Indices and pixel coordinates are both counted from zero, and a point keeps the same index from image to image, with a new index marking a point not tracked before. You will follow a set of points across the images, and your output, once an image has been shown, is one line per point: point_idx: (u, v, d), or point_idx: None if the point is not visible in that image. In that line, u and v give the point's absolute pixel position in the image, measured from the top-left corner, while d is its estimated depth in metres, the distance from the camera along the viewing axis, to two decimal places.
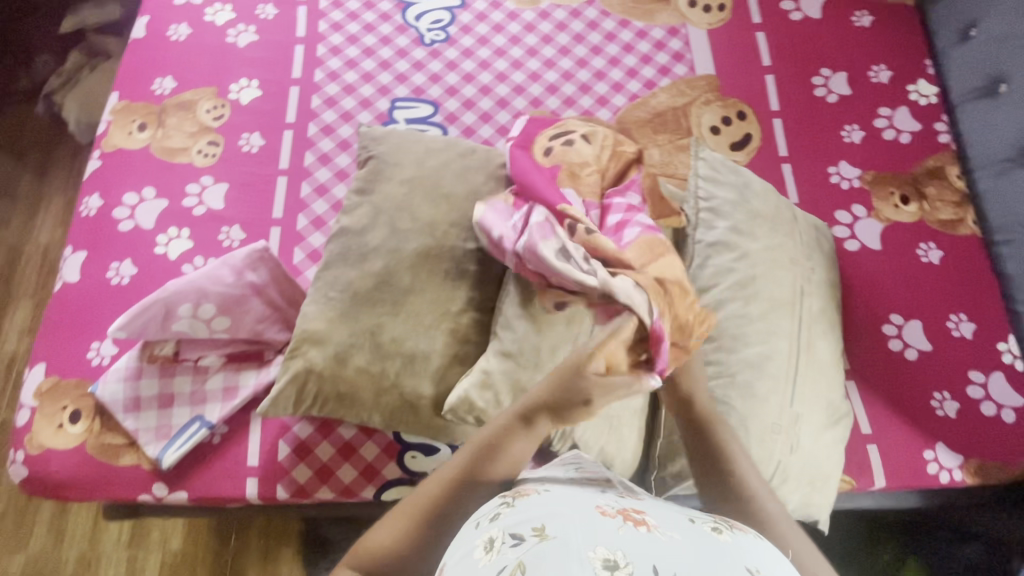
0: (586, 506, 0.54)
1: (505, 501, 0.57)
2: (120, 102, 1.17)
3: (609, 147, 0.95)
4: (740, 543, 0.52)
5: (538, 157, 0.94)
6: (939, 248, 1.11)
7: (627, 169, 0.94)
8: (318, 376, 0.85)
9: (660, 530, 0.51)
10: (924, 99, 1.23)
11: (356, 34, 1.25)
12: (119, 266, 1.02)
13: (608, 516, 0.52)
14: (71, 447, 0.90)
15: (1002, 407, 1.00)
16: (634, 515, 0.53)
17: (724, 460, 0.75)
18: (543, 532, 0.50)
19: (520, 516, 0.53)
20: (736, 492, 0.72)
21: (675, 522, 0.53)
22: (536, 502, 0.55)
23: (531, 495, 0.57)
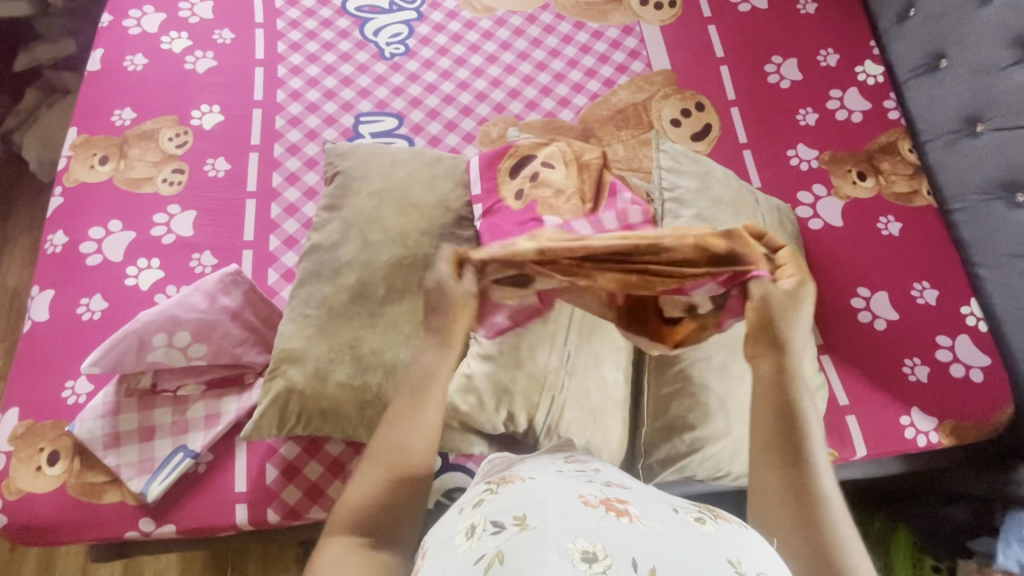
0: (570, 495, 0.54)
1: (489, 488, 0.59)
2: (79, 136, 1.15)
3: (573, 163, 0.93)
4: (724, 533, 0.53)
5: (511, 202, 0.91)
6: (898, 220, 1.15)
7: (601, 177, 0.91)
8: (299, 395, 0.84)
9: (642, 521, 0.52)
10: (872, 79, 1.27)
11: (315, 52, 1.26)
12: (89, 302, 1.00)
13: (591, 507, 0.53)
14: (51, 489, 0.88)
15: (970, 367, 1.03)
16: (617, 505, 0.54)
17: (802, 429, 0.69)
18: (523, 521, 0.51)
19: (503, 503, 0.54)
20: (798, 456, 0.68)
21: (658, 513, 0.54)
22: (520, 490, 0.56)
23: (515, 482, 0.58)
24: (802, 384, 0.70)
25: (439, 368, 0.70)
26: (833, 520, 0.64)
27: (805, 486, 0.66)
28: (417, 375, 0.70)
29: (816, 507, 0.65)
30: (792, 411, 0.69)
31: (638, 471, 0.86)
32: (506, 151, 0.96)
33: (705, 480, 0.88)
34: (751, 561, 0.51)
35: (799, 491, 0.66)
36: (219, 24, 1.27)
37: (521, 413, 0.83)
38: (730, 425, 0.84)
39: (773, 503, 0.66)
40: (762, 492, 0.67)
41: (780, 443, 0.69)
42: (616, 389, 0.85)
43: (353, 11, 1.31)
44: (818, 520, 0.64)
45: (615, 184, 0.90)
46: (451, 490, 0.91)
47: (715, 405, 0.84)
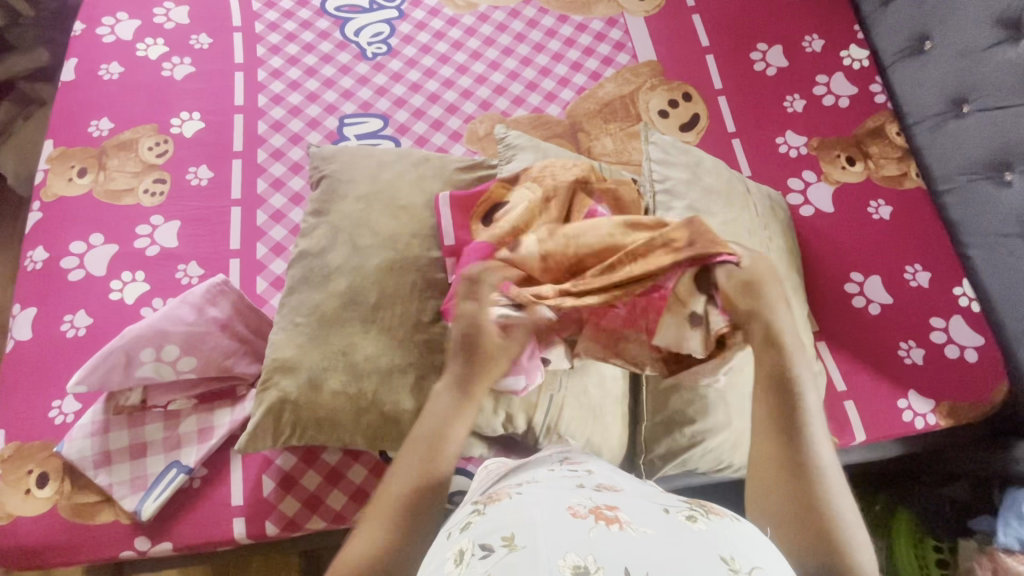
0: (557, 508, 0.54)
1: (477, 509, 0.58)
2: (56, 149, 1.13)
3: (543, 189, 0.86)
4: (716, 530, 0.52)
5: (479, 232, 0.87)
6: (888, 204, 1.15)
7: (577, 198, 0.85)
8: (293, 405, 0.83)
9: (633, 527, 0.51)
10: (858, 63, 1.27)
11: (296, 55, 1.24)
12: (74, 318, 0.98)
13: (580, 518, 0.52)
14: (42, 512, 0.86)
15: (965, 347, 1.04)
16: (607, 513, 0.53)
17: (798, 401, 0.68)
18: (511, 541, 0.50)
19: (491, 524, 0.53)
20: (795, 429, 0.68)
21: (648, 516, 0.53)
22: (507, 509, 0.55)
23: (502, 500, 0.57)
24: (796, 357, 0.70)
25: (452, 416, 0.70)
26: (832, 497, 0.64)
27: (804, 466, 0.66)
28: (435, 410, 0.70)
29: (813, 482, 0.65)
30: (789, 384, 0.69)
31: (640, 467, 0.86)
32: (480, 196, 0.91)
33: (706, 472, 0.87)
34: (746, 558, 0.50)
35: (798, 470, 0.65)
36: (196, 29, 1.24)
37: (520, 415, 0.82)
38: (729, 416, 0.83)
39: (773, 483, 0.66)
40: (761, 471, 0.67)
41: (774, 413, 0.69)
42: (615, 384, 0.84)
43: (333, 11, 1.29)
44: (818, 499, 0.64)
45: (594, 209, 0.84)
46: (452, 493, 0.91)
47: (715, 397, 0.83)
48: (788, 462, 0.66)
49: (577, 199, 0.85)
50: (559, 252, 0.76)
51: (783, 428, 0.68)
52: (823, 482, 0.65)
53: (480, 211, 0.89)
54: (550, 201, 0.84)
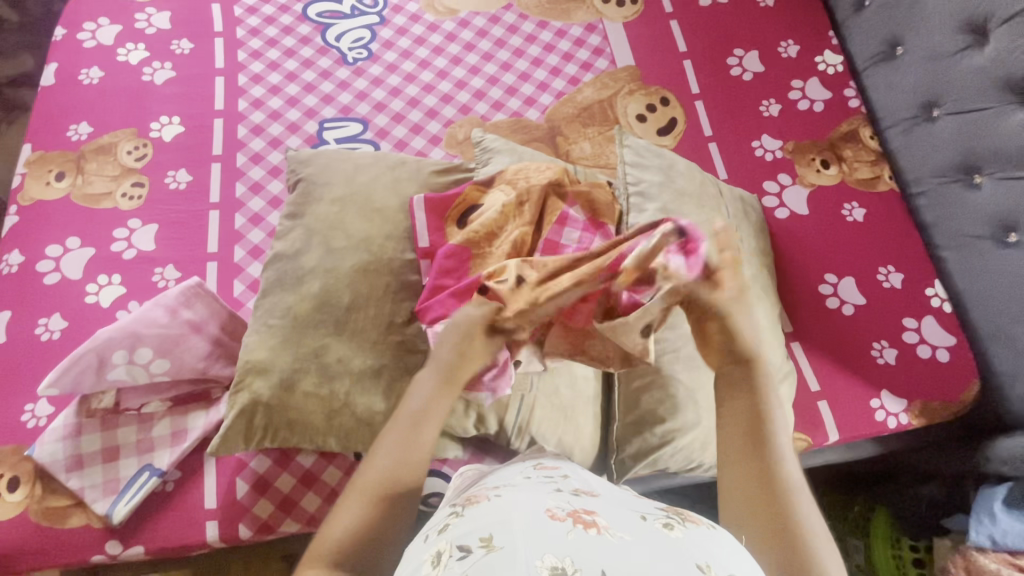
0: (536, 510, 0.54)
1: (455, 511, 0.59)
2: (34, 153, 1.13)
3: (518, 192, 0.88)
4: (693, 538, 0.53)
5: (454, 232, 0.89)
6: (862, 207, 1.16)
7: (551, 203, 0.87)
8: (265, 407, 0.83)
9: (611, 532, 0.52)
10: (832, 68, 1.29)
11: (277, 60, 1.24)
12: (48, 321, 0.98)
13: (558, 521, 0.53)
14: (12, 516, 0.85)
15: (937, 348, 1.05)
16: (585, 517, 0.54)
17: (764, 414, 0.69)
18: (490, 542, 0.51)
19: (468, 526, 0.54)
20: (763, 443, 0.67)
21: (626, 521, 0.54)
22: (484, 510, 0.56)
23: (481, 502, 0.58)
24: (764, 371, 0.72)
25: (436, 400, 0.69)
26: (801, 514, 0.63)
27: (772, 481, 0.65)
28: (416, 394, 0.70)
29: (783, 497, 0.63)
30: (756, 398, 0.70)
31: (611, 467, 0.86)
32: (454, 199, 0.92)
33: (678, 472, 0.88)
34: (720, 564, 0.51)
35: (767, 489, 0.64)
36: (177, 34, 1.25)
37: (491, 415, 0.82)
38: (699, 415, 0.84)
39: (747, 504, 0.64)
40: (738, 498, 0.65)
41: (744, 428, 0.69)
42: (586, 385, 0.85)
43: (314, 16, 1.30)
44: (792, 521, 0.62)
45: (566, 215, 0.85)
46: (427, 495, 0.91)
47: (685, 396, 0.84)
48: (760, 488, 0.64)
49: (550, 203, 0.87)
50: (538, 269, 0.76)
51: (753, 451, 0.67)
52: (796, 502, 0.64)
53: (455, 213, 0.91)
54: (524, 204, 0.86)
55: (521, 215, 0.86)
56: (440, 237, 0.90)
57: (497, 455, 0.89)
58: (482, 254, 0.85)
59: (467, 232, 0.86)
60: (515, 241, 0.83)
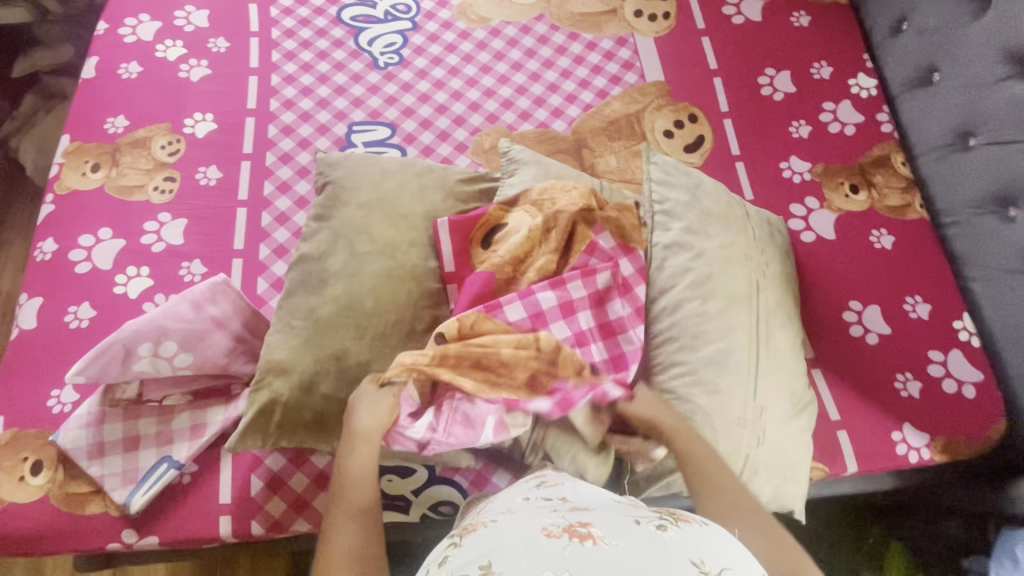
0: (533, 532, 0.55)
1: (453, 542, 0.58)
2: (72, 144, 1.16)
3: (544, 216, 0.88)
4: (685, 536, 0.55)
5: (478, 252, 0.90)
6: (891, 234, 1.14)
7: (576, 231, 0.87)
8: (284, 407, 0.84)
9: (606, 541, 0.53)
10: (865, 92, 1.27)
11: (310, 61, 1.26)
12: (78, 310, 1.00)
13: (555, 538, 0.54)
14: (34, 499, 0.88)
15: (963, 383, 1.03)
16: (580, 530, 0.55)
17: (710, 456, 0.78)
18: (489, 569, 0.51)
19: (468, 556, 0.54)
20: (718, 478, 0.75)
21: (620, 528, 0.55)
22: (483, 538, 0.56)
23: (478, 530, 0.58)
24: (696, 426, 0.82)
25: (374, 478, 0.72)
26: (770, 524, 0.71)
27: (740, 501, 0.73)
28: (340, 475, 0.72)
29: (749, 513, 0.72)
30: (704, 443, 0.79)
31: (624, 487, 0.86)
32: (478, 220, 0.92)
33: None
34: (713, 558, 0.54)
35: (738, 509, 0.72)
36: (214, 32, 1.28)
37: None
38: (717, 441, 0.83)
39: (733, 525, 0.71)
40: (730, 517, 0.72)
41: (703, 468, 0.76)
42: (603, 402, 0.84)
43: (348, 20, 1.31)
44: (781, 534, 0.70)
45: (596, 242, 0.86)
46: (437, 503, 0.92)
47: (702, 422, 0.83)
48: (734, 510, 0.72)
49: (567, 222, 0.87)
50: (535, 264, 0.86)
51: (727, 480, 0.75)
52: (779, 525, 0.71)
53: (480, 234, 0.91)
54: (551, 230, 0.87)
55: (545, 241, 0.87)
56: (466, 260, 0.90)
57: (509, 468, 0.90)
58: (509, 280, 0.86)
59: (492, 258, 0.87)
60: (542, 266, 0.85)
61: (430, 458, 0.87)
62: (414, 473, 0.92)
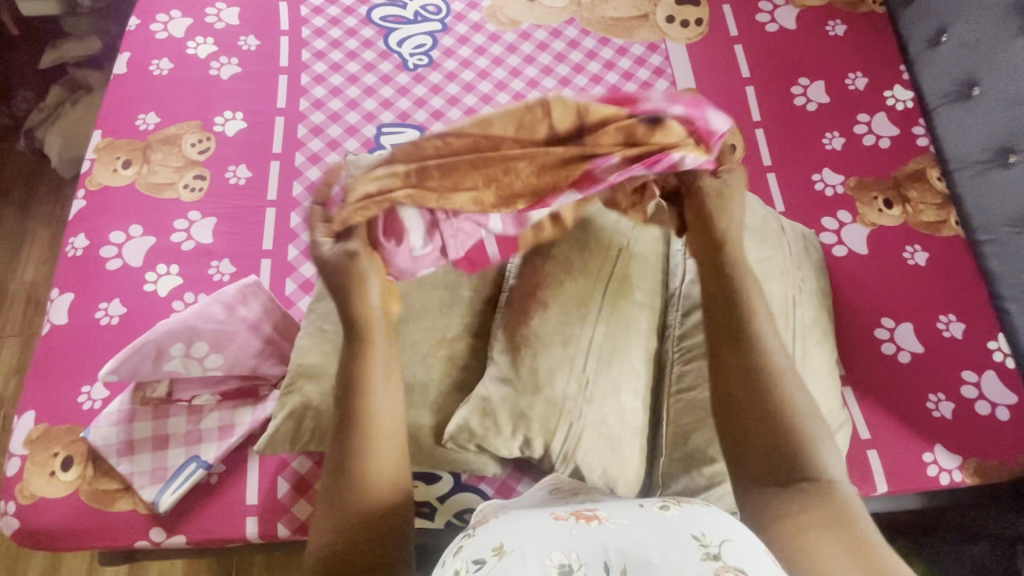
0: (541, 517, 0.57)
1: (467, 533, 0.59)
2: (103, 140, 1.16)
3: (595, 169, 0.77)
4: (688, 514, 0.55)
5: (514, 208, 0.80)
6: (925, 250, 1.13)
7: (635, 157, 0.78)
8: (315, 411, 0.84)
9: (611, 521, 0.54)
10: (901, 104, 1.25)
11: (339, 61, 1.26)
12: (108, 306, 1.00)
13: (561, 520, 0.55)
14: (64, 494, 0.88)
15: (997, 405, 1.01)
16: (586, 513, 0.56)
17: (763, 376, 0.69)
18: (501, 549, 0.52)
19: (482, 539, 0.55)
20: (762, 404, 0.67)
21: (625, 511, 0.57)
22: (497, 524, 0.57)
23: (490, 521, 0.59)
24: (756, 327, 0.72)
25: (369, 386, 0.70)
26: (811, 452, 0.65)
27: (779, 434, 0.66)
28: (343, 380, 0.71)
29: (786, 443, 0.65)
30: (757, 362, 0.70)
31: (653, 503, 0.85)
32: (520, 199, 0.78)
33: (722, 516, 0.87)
34: (717, 530, 0.53)
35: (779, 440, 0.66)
36: (245, 30, 1.28)
37: (537, 438, 0.81)
38: None
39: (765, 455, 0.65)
40: (726, 387, 0.70)
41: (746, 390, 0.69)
42: (635, 416, 0.83)
43: (378, 20, 1.31)
44: (785, 393, 0.68)
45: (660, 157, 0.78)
46: (462, 510, 0.92)
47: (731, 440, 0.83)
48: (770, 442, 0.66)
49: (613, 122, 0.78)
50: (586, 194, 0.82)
51: (732, 341, 0.72)
52: (785, 382, 0.69)
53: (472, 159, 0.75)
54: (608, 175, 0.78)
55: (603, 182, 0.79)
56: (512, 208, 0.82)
57: (534, 476, 0.91)
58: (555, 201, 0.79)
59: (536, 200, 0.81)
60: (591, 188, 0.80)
61: (457, 466, 0.87)
62: (439, 480, 0.92)
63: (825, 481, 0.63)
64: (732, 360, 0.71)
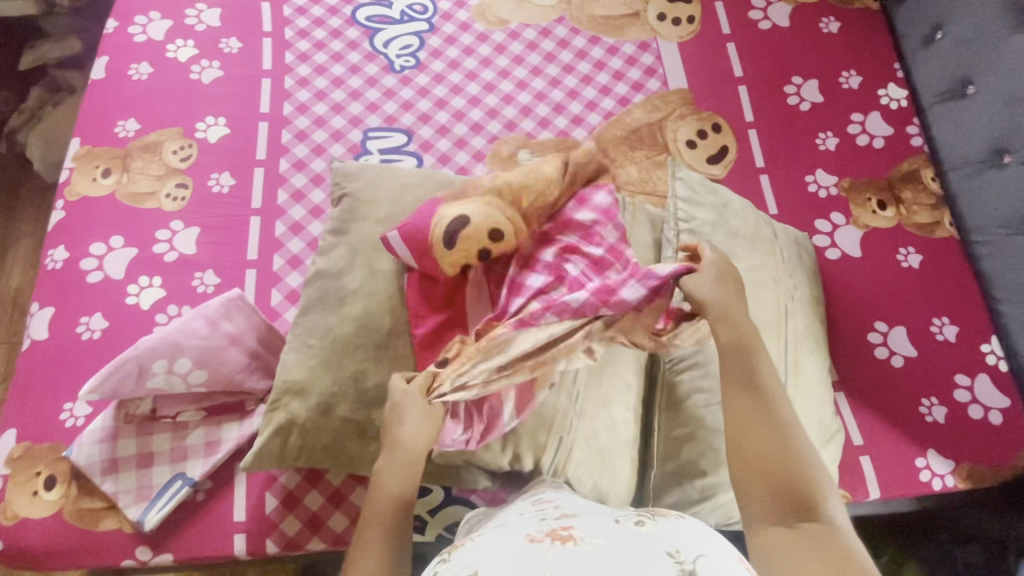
0: (517, 540, 0.54)
1: (442, 558, 0.57)
2: (82, 148, 1.13)
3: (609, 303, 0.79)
4: (664, 530, 0.53)
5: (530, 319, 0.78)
6: (919, 252, 1.12)
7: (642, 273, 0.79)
8: (301, 428, 0.82)
9: (585, 540, 0.52)
10: (895, 103, 1.23)
11: (324, 64, 1.23)
12: (90, 320, 0.98)
13: (537, 543, 0.52)
14: (47, 515, 0.87)
15: (989, 409, 1.01)
16: (562, 533, 0.53)
17: (777, 419, 0.71)
18: None
19: (457, 568, 0.53)
20: (768, 447, 0.69)
21: (600, 528, 0.54)
22: (472, 551, 0.55)
23: (466, 545, 0.57)
24: (769, 385, 0.73)
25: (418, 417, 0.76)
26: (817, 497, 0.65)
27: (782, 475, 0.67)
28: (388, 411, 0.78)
29: (792, 485, 0.66)
30: (768, 408, 0.71)
31: None
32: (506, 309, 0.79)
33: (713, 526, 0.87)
34: (694, 548, 0.51)
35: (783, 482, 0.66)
36: (227, 32, 1.24)
37: (527, 454, 0.80)
38: None
39: (766, 496, 0.66)
40: (739, 431, 0.70)
41: (756, 433, 0.70)
42: (626, 429, 0.83)
43: (364, 21, 1.28)
44: (790, 437, 0.69)
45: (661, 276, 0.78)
46: (453, 523, 0.91)
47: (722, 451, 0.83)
48: (772, 483, 0.66)
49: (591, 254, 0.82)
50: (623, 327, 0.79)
51: (748, 387, 0.73)
52: (794, 430, 0.70)
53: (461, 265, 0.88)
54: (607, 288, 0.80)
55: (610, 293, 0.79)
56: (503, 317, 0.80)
57: None
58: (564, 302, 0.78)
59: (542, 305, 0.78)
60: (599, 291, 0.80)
61: (447, 480, 0.86)
62: (430, 493, 0.91)
63: (828, 523, 0.63)
64: (745, 405, 0.72)
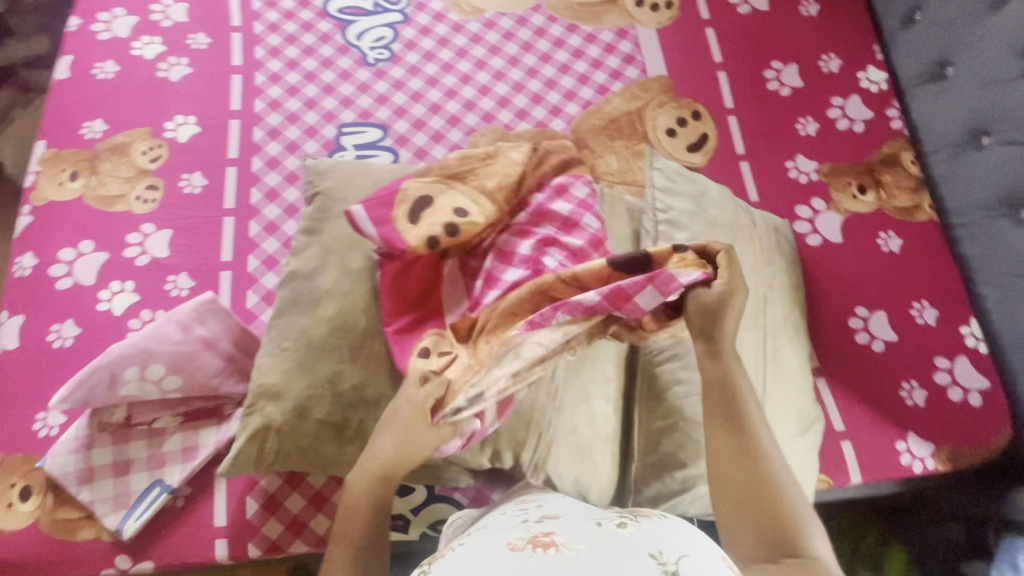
0: (497, 547, 0.53)
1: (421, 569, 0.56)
2: (47, 150, 1.10)
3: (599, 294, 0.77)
4: (646, 530, 0.53)
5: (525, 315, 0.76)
6: (899, 237, 1.11)
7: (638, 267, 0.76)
8: (277, 432, 0.81)
9: (568, 547, 0.51)
10: (875, 86, 1.22)
11: (295, 59, 1.20)
12: (61, 328, 0.97)
13: (518, 551, 0.52)
14: (23, 527, 0.85)
15: (969, 391, 1.01)
16: (543, 539, 0.53)
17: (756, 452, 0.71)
18: None
19: None
20: (749, 481, 0.70)
21: (583, 532, 0.53)
22: (452, 562, 0.54)
23: (445, 555, 0.56)
24: (750, 405, 0.74)
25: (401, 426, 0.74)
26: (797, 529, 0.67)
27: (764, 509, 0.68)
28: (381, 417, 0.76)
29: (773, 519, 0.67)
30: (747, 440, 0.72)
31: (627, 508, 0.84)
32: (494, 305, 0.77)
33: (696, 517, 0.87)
34: (678, 547, 0.51)
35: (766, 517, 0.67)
36: (194, 28, 1.21)
37: (507, 451, 0.80)
38: None
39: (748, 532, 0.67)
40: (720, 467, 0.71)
41: (737, 466, 0.71)
42: (606, 423, 0.82)
43: (335, 13, 1.25)
44: (771, 471, 0.70)
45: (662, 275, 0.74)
46: (436, 521, 0.91)
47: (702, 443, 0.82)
48: (753, 519, 0.67)
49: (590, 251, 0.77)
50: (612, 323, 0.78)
51: (729, 420, 0.73)
52: (774, 462, 0.71)
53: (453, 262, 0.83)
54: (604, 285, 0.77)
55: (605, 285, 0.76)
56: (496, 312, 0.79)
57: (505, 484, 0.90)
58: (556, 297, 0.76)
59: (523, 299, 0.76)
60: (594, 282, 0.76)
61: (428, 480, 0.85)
62: (413, 492, 0.91)
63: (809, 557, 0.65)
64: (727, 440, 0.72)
